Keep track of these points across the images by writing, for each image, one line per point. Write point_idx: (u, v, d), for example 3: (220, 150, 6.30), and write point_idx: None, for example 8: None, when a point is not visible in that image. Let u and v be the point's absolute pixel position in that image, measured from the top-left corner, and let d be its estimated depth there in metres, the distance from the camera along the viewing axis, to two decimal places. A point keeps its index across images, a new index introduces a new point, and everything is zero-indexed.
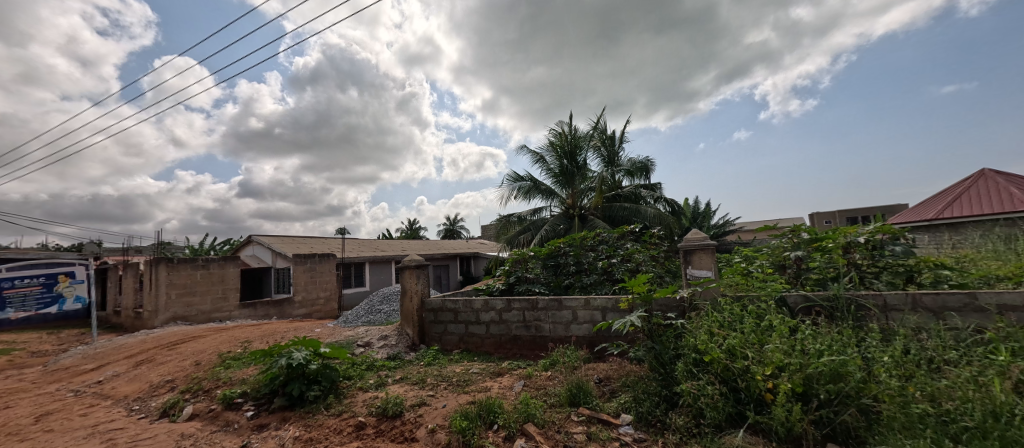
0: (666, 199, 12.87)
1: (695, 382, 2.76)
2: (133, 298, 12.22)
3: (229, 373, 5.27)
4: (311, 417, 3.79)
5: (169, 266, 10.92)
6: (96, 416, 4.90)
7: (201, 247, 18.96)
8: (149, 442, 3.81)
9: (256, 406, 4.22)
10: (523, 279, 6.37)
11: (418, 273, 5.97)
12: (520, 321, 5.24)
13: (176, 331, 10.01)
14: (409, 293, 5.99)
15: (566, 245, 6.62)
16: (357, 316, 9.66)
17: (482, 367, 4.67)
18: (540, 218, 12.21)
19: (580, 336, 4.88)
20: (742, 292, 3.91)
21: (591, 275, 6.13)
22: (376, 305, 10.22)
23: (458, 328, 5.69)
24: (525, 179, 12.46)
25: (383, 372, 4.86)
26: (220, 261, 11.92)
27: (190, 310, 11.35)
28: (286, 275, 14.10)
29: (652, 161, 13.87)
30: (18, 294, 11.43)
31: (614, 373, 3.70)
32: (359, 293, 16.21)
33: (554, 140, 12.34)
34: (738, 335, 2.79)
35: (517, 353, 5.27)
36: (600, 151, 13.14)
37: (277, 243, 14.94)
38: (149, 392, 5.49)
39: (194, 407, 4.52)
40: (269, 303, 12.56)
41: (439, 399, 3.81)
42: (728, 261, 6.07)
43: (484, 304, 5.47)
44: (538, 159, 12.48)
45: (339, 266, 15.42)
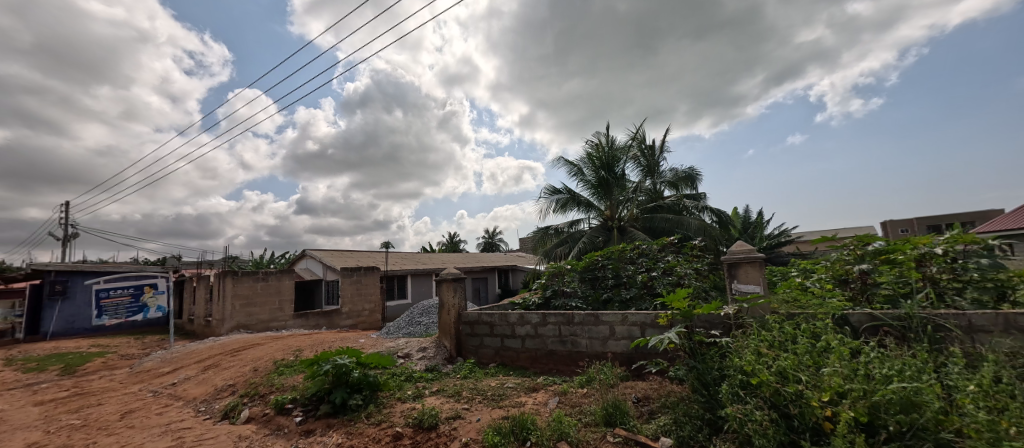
0: (711, 209, 12.31)
1: (742, 406, 2.55)
2: (204, 307, 13.35)
3: (282, 379, 5.57)
4: (353, 425, 3.91)
5: (235, 278, 11.86)
6: (169, 415, 5.34)
7: (262, 261, 20.43)
8: (211, 442, 4.09)
9: (304, 412, 4.40)
10: (560, 293, 6.28)
11: (455, 286, 6.05)
12: (556, 336, 5.14)
13: (239, 338, 10.76)
14: (446, 307, 6.08)
15: (604, 258, 6.46)
16: (398, 328, 9.93)
17: (518, 382, 4.60)
18: (578, 231, 12.06)
19: (617, 352, 4.71)
20: (797, 309, 3.63)
21: (631, 289, 5.93)
22: (416, 317, 10.43)
23: (494, 342, 5.68)
24: (562, 191, 12.39)
25: (421, 383, 4.94)
26: (278, 274, 12.78)
27: (251, 319, 12.17)
28: (335, 287, 14.82)
29: (697, 171, 13.35)
30: (112, 303, 12.85)
31: (653, 392, 3.52)
32: (401, 305, 16.67)
33: (591, 152, 12.21)
34: (790, 356, 2.57)
35: (553, 368, 5.17)
36: (639, 161, 12.82)
37: (328, 256, 15.83)
38: (214, 395, 5.92)
39: (251, 411, 4.81)
40: (320, 314, 13.22)
41: (473, 413, 3.80)
42: (782, 275, 5.64)
43: (520, 318, 5.43)
44: (575, 171, 12.38)
45: (384, 279, 16.02)
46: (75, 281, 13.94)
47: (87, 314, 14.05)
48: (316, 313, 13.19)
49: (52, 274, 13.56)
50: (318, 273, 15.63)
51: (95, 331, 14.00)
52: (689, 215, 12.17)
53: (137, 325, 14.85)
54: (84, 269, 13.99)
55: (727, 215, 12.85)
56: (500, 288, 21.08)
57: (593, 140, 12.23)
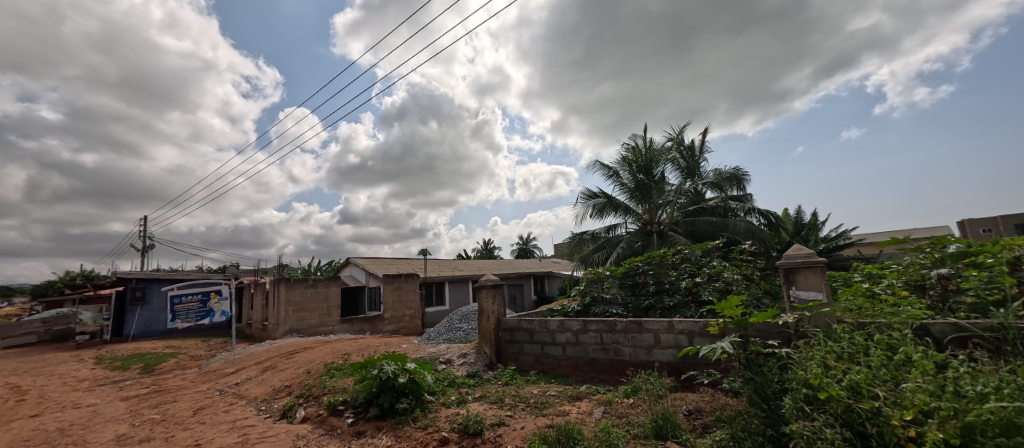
0: (759, 212, 11.76)
1: (808, 422, 2.39)
2: (261, 312, 14.17)
3: (333, 382, 5.79)
4: (401, 428, 3.99)
5: (288, 285, 12.53)
6: (234, 413, 5.68)
7: (310, 268, 21.47)
8: (272, 440, 4.31)
9: (355, 415, 4.55)
10: (599, 300, 6.20)
11: (494, 293, 6.11)
12: (598, 344, 5.06)
13: (293, 342, 11.33)
14: (486, 313, 6.13)
15: (644, 264, 6.30)
16: (439, 333, 10.12)
17: (560, 390, 4.56)
18: (616, 236, 11.86)
19: (664, 361, 4.57)
20: (866, 317, 3.40)
21: (674, 296, 5.73)
22: (456, 323, 10.58)
23: (534, 349, 5.67)
24: (598, 196, 12.24)
25: (464, 389, 4.99)
26: (325, 281, 13.38)
27: (302, 324, 12.74)
28: (377, 293, 15.31)
29: (742, 171, 12.79)
30: (185, 309, 13.92)
31: (705, 405, 3.39)
32: (440, 312, 16.96)
33: (627, 155, 12.05)
34: (863, 370, 2.40)
35: (595, 377, 5.08)
36: (678, 163, 12.49)
37: (370, 264, 16.42)
38: (273, 395, 6.24)
39: (306, 411, 5.03)
40: (364, 320, 13.67)
41: (517, 420, 3.79)
42: (844, 280, 5.29)
43: (560, 325, 5.40)
44: (611, 175, 12.20)
45: (423, 285, 16.40)
46: (152, 288, 15.13)
47: (162, 319, 15.21)
48: (361, 319, 13.64)
49: (133, 282, 14.84)
50: (362, 280, 16.23)
51: (168, 333, 15.18)
52: (735, 216, 11.66)
53: (203, 328, 15.98)
54: (159, 277, 15.17)
55: (776, 216, 12.22)
56: (536, 294, 21.02)
57: (630, 143, 12.07)
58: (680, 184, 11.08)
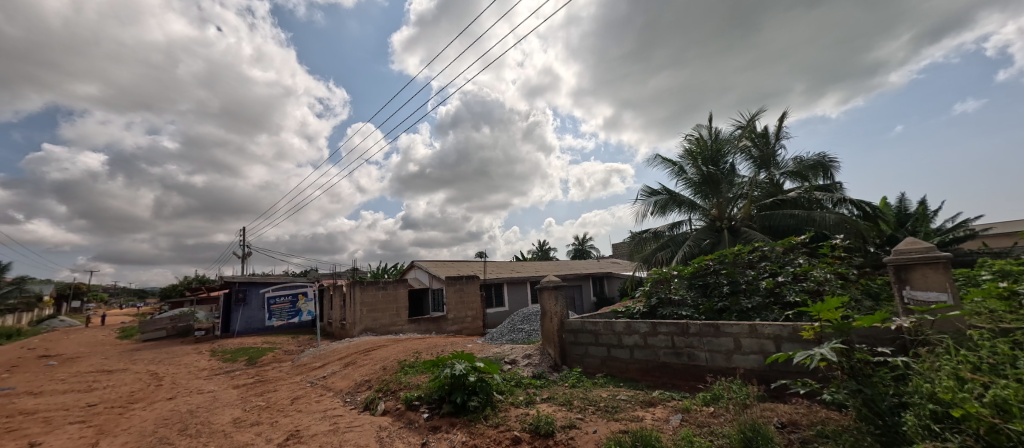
0: (852, 202, 10.71)
1: (939, 443, 2.11)
2: (339, 312, 15.32)
3: (408, 378, 6.06)
4: (474, 425, 4.10)
5: (362, 287, 13.52)
6: (323, 403, 6.18)
7: (379, 272, 22.89)
8: (358, 430, 4.63)
9: (430, 410, 4.75)
10: (667, 302, 6.03)
11: (556, 294, 6.09)
12: (669, 347, 4.88)
13: (367, 340, 12.04)
14: (549, 314, 6.14)
15: (715, 263, 6.01)
16: (502, 334, 10.30)
17: (631, 394, 4.43)
18: (680, 233, 11.35)
19: (748, 368, 4.28)
20: (1008, 322, 2.88)
21: (753, 298, 5.29)
22: (519, 324, 10.67)
23: (599, 351, 5.58)
24: (660, 192, 11.80)
25: (531, 390, 5.01)
26: (394, 283, 14.13)
27: (375, 323, 13.53)
28: (440, 295, 15.87)
29: (828, 158, 11.63)
30: (279, 308, 14.99)
31: (801, 418, 3.12)
32: (500, 313, 17.22)
33: (692, 147, 11.52)
34: (1011, 384, 2.06)
35: (668, 382, 4.88)
36: (750, 152, 11.84)
37: (432, 267, 17.14)
38: (355, 388, 6.70)
39: (386, 405, 5.34)
40: (429, 320, 14.21)
41: (589, 424, 3.74)
42: (970, 280, 4.61)
43: (627, 327, 5.26)
44: (674, 170, 11.70)
45: (483, 287, 16.76)
46: (252, 290, 17.14)
47: (260, 317, 17.22)
48: (427, 319, 14.21)
49: (237, 285, 16.90)
50: (425, 282, 16.95)
51: (265, 331, 17.05)
52: (822, 208, 10.66)
53: (293, 326, 17.72)
54: (256, 281, 17.11)
55: (873, 206, 11.02)
56: (596, 296, 20.64)
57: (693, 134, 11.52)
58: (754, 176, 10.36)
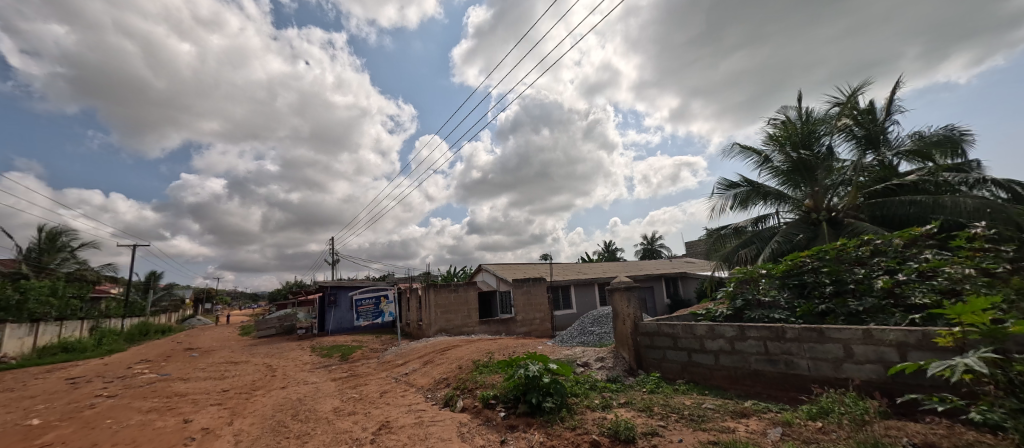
0: (996, 182, 8.98)
1: None
2: (415, 314, 16.23)
3: (483, 377, 6.21)
4: (551, 426, 4.09)
5: (435, 289, 14.22)
6: (407, 398, 6.56)
7: (450, 275, 23.87)
8: (440, 425, 4.84)
9: (506, 409, 4.82)
10: (755, 304, 5.58)
11: (628, 296, 5.94)
12: (762, 354, 4.49)
13: (442, 340, 12.57)
14: (621, 316, 6.03)
15: (813, 260, 5.43)
16: (572, 336, 10.19)
17: (719, 404, 4.13)
18: (767, 228, 10.45)
19: (863, 380, 3.79)
20: None
21: (864, 300, 4.69)
22: (589, 326, 10.48)
23: (679, 356, 5.33)
24: (742, 184, 10.96)
25: (608, 393, 4.89)
26: (464, 286, 14.62)
27: (449, 324, 14.10)
28: (507, 297, 16.11)
29: (960, 132, 9.89)
30: (366, 310, 16.01)
31: (941, 440, 2.66)
32: (568, 315, 17.08)
33: (778, 133, 10.53)
34: None
35: (762, 392, 4.49)
36: (851, 133, 10.58)
37: (499, 270, 17.49)
38: (434, 386, 7.02)
39: (465, 402, 5.52)
40: (499, 322, 14.46)
41: (673, 432, 3.55)
42: None
43: (711, 330, 4.96)
44: (758, 158, 10.79)
45: (550, 289, 16.73)
46: (341, 293, 18.88)
47: (348, 318, 18.87)
48: (496, 320, 14.49)
49: (329, 288, 18.73)
50: (493, 285, 17.31)
51: (353, 330, 18.68)
52: (955, 192, 9.09)
53: (377, 326, 19.15)
54: (344, 285, 18.80)
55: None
56: (669, 298, 19.61)
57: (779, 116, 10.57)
58: (858, 159, 9.20)
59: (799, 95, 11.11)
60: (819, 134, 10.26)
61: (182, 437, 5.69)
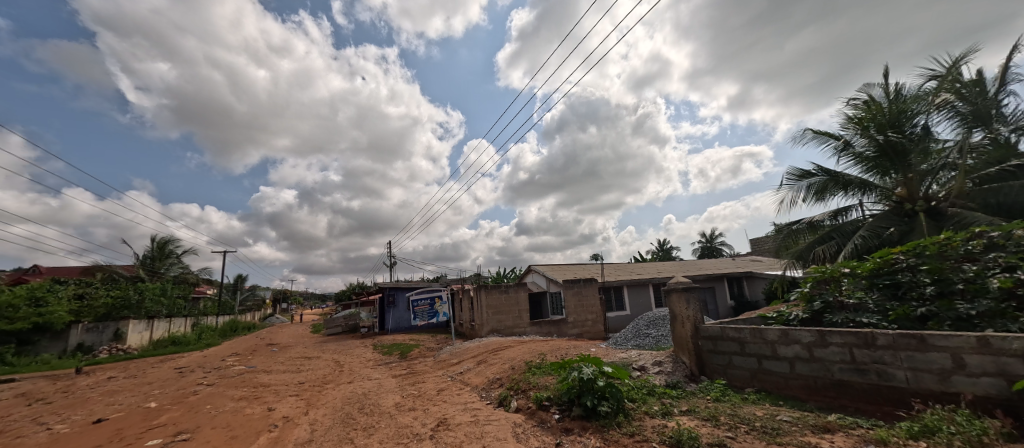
0: None
1: None
2: (468, 314, 16.58)
3: (536, 378, 6.19)
4: (607, 431, 3.99)
5: (487, 290, 14.46)
6: (463, 396, 6.70)
7: (500, 276, 24.17)
8: (495, 424, 4.90)
9: (561, 411, 4.77)
10: (836, 306, 5.16)
11: (687, 297, 5.72)
12: (847, 362, 4.09)
13: (494, 340, 12.73)
14: (680, 319, 5.81)
15: (909, 256, 4.87)
16: (626, 339, 9.90)
17: (796, 416, 3.80)
18: (850, 221, 9.51)
19: (977, 395, 3.31)
20: None
21: (975, 301, 4.09)
22: (644, 328, 10.12)
23: (748, 363, 5.02)
24: (817, 174, 10.09)
25: (668, 400, 4.68)
26: (515, 286, 14.70)
27: (500, 324, 14.28)
28: (558, 298, 15.99)
29: None
30: (422, 309, 16.61)
31: None
32: (621, 316, 16.64)
33: (861, 114, 9.54)
34: None
35: (849, 405, 4.08)
36: (955, 110, 9.28)
37: (549, 271, 17.41)
38: (488, 385, 7.11)
39: (518, 402, 5.54)
40: (550, 323, 14.38)
41: (742, 444, 3.32)
42: None
43: (784, 335, 4.62)
44: (837, 144, 9.85)
45: (602, 290, 16.40)
46: (399, 294, 19.78)
47: (406, 317, 19.73)
48: (548, 321, 14.43)
49: (388, 289, 19.71)
50: (543, 285, 17.27)
51: (411, 329, 19.50)
52: None
53: (432, 326, 19.83)
54: (401, 286, 19.68)
55: None
56: (733, 299, 18.46)
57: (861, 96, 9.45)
58: (963, 139, 8.06)
59: (886, 71, 9.96)
60: (913, 113, 9.01)
61: (266, 424, 6.23)
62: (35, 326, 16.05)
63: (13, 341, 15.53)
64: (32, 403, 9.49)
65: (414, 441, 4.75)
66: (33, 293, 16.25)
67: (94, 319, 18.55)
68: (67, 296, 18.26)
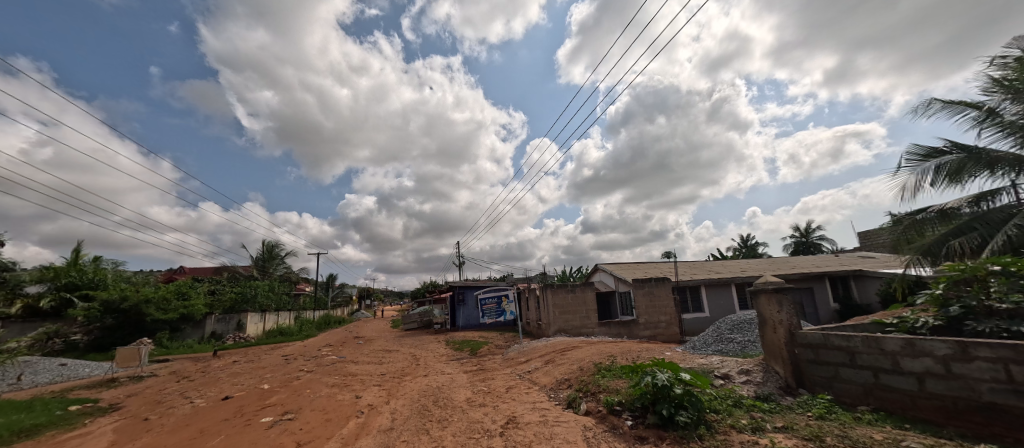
0: None
1: None
2: (534, 313, 16.64)
3: (606, 381, 5.99)
4: (686, 444, 3.74)
5: (553, 290, 14.41)
6: (532, 395, 6.72)
7: (567, 275, 23.96)
8: (565, 426, 4.83)
9: (634, 418, 4.56)
10: (982, 313, 4.33)
11: (779, 300, 5.25)
12: (999, 382, 3.39)
13: (562, 340, 12.63)
14: (771, 324, 5.35)
15: None
16: (706, 344, 9.25)
17: (927, 443, 3.22)
18: (998, 208, 7.95)
19: None
20: None
21: None
22: (726, 333, 9.35)
23: (861, 377, 4.43)
24: (952, 152, 8.62)
25: (757, 414, 4.26)
26: (581, 286, 14.43)
27: (568, 325, 14.13)
28: (628, 298, 15.44)
29: None
30: (489, 308, 17.00)
31: None
32: (699, 318, 15.61)
33: (1014, 76, 7.90)
34: None
35: (1001, 434, 3.36)
36: None
37: (617, 270, 16.88)
38: (557, 386, 7.03)
39: (588, 405, 5.40)
40: (620, 324, 13.91)
41: None
42: None
43: (910, 346, 3.99)
44: (979, 115, 8.30)
45: (676, 290, 15.54)
46: (468, 292, 20.48)
47: (475, 315, 20.36)
48: (617, 322, 13.98)
49: (457, 288, 20.50)
50: (612, 285, 16.79)
51: (480, 326, 20.11)
52: None
53: (500, 324, 20.23)
54: (470, 285, 20.36)
55: None
56: (837, 302, 16.49)
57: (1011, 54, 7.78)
58: None
59: None
60: None
61: (354, 410, 6.75)
62: (182, 316, 19.12)
63: (167, 328, 18.62)
64: (180, 380, 11.36)
65: (485, 437, 4.83)
66: (180, 289, 19.63)
67: (223, 310, 22.11)
68: (204, 292, 22.08)
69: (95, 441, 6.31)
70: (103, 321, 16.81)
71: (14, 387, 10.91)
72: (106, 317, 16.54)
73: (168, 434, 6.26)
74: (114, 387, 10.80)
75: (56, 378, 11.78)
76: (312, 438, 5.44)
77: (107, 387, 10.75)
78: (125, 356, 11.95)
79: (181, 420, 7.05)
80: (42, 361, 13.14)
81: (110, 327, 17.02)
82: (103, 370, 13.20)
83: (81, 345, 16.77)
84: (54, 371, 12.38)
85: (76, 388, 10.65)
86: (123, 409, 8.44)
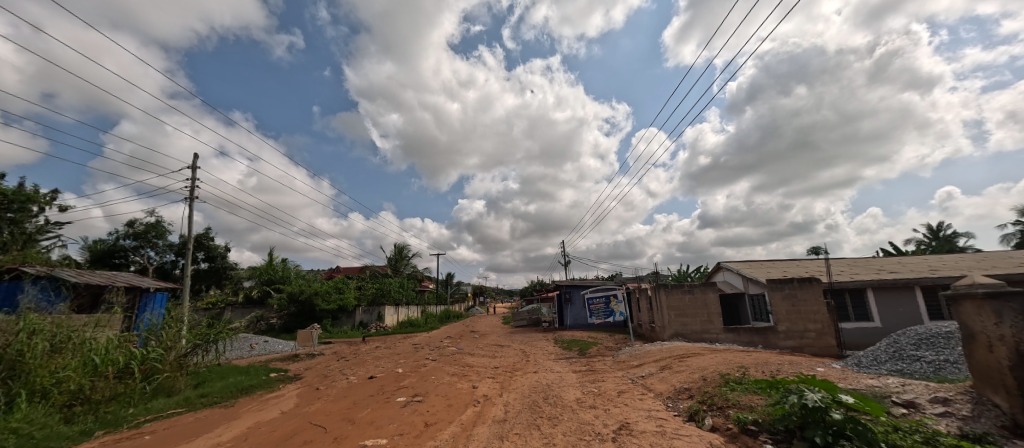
0: None
1: None
2: (647, 315, 15.72)
3: (736, 395, 5.31)
4: None
5: (667, 290, 13.47)
6: (647, 402, 6.30)
7: (684, 275, 22.10)
8: (685, 440, 4.39)
9: (775, 443, 3.94)
10: None
11: (999, 309, 4.00)
12: None
13: (680, 345, 11.70)
14: (989, 341, 4.09)
15: None
16: (877, 361, 7.61)
17: None
18: None
19: None
20: None
21: None
22: (907, 350, 7.57)
23: None
24: None
25: None
26: (701, 286, 13.11)
27: (686, 328, 13.04)
28: (761, 302, 13.64)
29: None
30: (596, 307, 16.61)
31: None
32: (860, 328, 13.01)
33: None
34: None
35: None
36: None
37: (746, 269, 15.01)
38: (675, 395, 6.48)
39: (714, 421, 4.85)
40: (752, 331, 12.29)
41: None
42: None
43: None
44: None
45: (828, 294, 13.20)
46: (575, 292, 20.33)
47: (582, 315, 20.11)
48: (748, 329, 12.39)
49: (564, 287, 20.51)
50: (739, 286, 15.00)
51: (588, 326, 19.76)
52: None
53: (609, 325, 19.61)
54: (576, 283, 20.18)
55: None
56: None
57: None
58: None
59: None
60: None
61: (472, 398, 7.17)
62: (340, 307, 22.67)
63: (330, 316, 22.26)
64: (339, 359, 13.55)
65: (596, 441, 4.67)
66: (337, 284, 23.36)
67: (367, 303, 25.67)
68: (353, 287, 25.98)
69: (285, 402, 7.82)
70: (290, 309, 21.12)
71: (238, 355, 14.29)
72: (290, 306, 20.85)
73: (330, 402, 7.43)
74: (297, 361, 13.37)
75: (262, 351, 15.04)
76: (437, 420, 5.90)
77: (293, 361, 13.32)
78: (303, 337, 14.63)
79: (340, 391, 8.36)
80: (254, 337, 16.96)
81: (293, 314, 21.17)
82: (290, 347, 16.36)
83: (275, 327, 21.20)
84: (261, 346, 15.78)
85: (274, 360, 13.45)
86: (302, 379, 10.37)
